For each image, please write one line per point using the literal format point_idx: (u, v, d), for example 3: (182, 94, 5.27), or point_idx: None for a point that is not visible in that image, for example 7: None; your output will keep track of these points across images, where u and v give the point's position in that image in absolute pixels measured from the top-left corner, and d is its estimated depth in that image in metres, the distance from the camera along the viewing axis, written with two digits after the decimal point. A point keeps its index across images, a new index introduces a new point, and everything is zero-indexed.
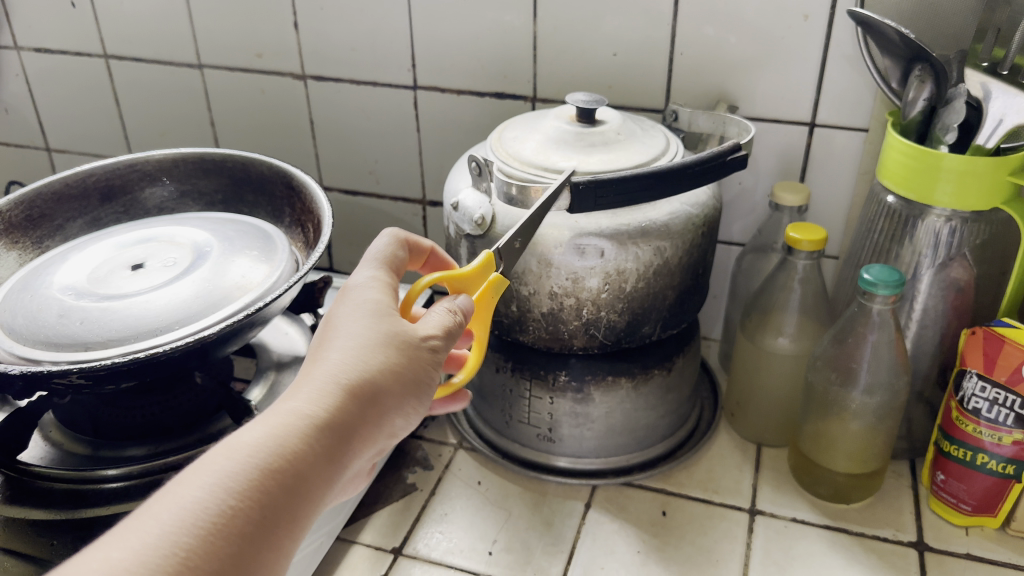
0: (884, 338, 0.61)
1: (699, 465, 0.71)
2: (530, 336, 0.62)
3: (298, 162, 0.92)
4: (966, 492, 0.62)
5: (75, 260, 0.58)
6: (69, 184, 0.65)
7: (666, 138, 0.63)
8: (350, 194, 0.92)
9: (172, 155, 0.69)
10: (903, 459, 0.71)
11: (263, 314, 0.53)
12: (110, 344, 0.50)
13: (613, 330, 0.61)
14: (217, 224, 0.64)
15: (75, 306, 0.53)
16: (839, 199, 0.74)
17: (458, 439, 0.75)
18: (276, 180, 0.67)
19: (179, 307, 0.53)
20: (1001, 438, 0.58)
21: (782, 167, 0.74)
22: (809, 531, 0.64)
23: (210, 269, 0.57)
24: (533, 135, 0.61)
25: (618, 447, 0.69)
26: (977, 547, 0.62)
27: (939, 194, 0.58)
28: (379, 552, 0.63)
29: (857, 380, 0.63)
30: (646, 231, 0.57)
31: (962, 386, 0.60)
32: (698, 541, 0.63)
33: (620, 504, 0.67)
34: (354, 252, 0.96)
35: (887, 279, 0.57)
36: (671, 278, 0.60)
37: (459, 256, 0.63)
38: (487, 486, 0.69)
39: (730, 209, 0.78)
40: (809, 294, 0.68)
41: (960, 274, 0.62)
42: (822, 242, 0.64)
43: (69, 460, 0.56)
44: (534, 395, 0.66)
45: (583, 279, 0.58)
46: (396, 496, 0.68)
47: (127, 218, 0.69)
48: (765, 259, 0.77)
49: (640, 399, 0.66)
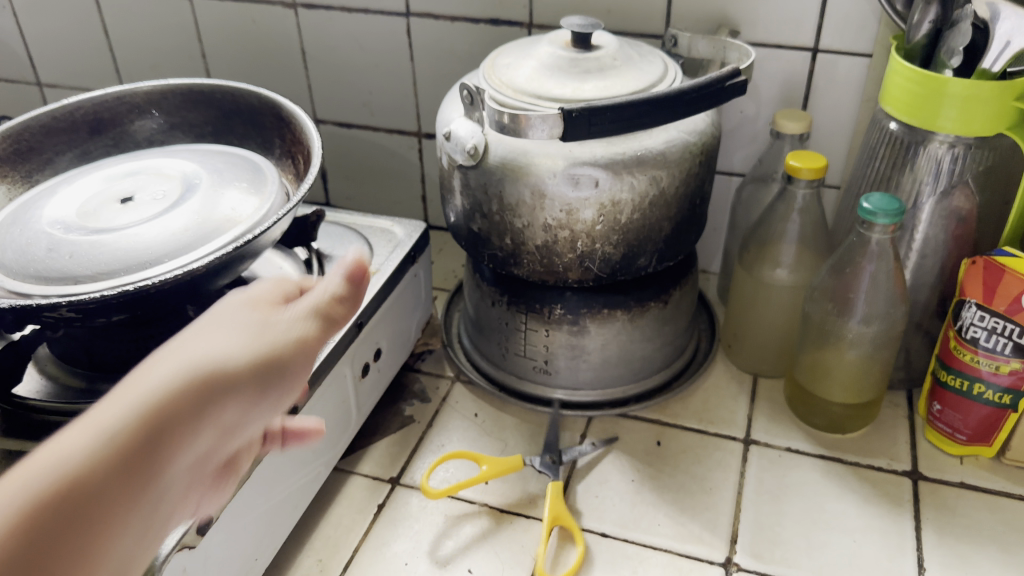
0: (883, 267, 0.60)
1: (695, 396, 0.71)
2: (524, 270, 0.62)
3: (291, 94, 0.90)
4: (962, 421, 0.62)
5: (65, 194, 0.58)
6: (56, 117, 0.64)
7: (664, 63, 0.61)
8: (345, 127, 0.90)
9: (159, 87, 0.67)
10: (900, 390, 0.71)
11: (253, 247, 0.51)
12: (101, 278, 0.50)
13: (608, 262, 0.60)
14: (207, 156, 0.63)
15: (64, 239, 0.52)
16: (841, 128, 0.73)
17: (455, 372, 0.75)
18: (265, 111, 0.66)
19: (169, 240, 0.52)
20: (998, 368, 0.58)
21: (784, 96, 0.72)
22: (804, 460, 0.65)
23: (200, 201, 0.56)
24: (527, 61, 0.60)
25: (614, 379, 0.69)
26: (971, 476, 0.63)
27: (942, 120, 0.57)
28: (377, 482, 0.64)
29: (854, 310, 0.63)
30: (642, 160, 0.56)
31: (961, 315, 0.60)
32: (692, 470, 0.64)
33: (615, 435, 0.67)
34: (351, 186, 0.96)
35: (887, 207, 0.56)
36: (667, 209, 0.59)
37: (452, 188, 0.63)
38: (484, 418, 0.70)
39: (731, 137, 0.77)
40: (808, 225, 0.67)
41: (962, 202, 0.61)
42: (822, 170, 0.62)
43: (63, 394, 0.55)
44: (530, 328, 0.66)
45: (577, 210, 0.57)
46: (394, 427, 0.69)
47: (117, 150, 0.68)
48: (765, 189, 0.75)
49: (636, 331, 0.66)
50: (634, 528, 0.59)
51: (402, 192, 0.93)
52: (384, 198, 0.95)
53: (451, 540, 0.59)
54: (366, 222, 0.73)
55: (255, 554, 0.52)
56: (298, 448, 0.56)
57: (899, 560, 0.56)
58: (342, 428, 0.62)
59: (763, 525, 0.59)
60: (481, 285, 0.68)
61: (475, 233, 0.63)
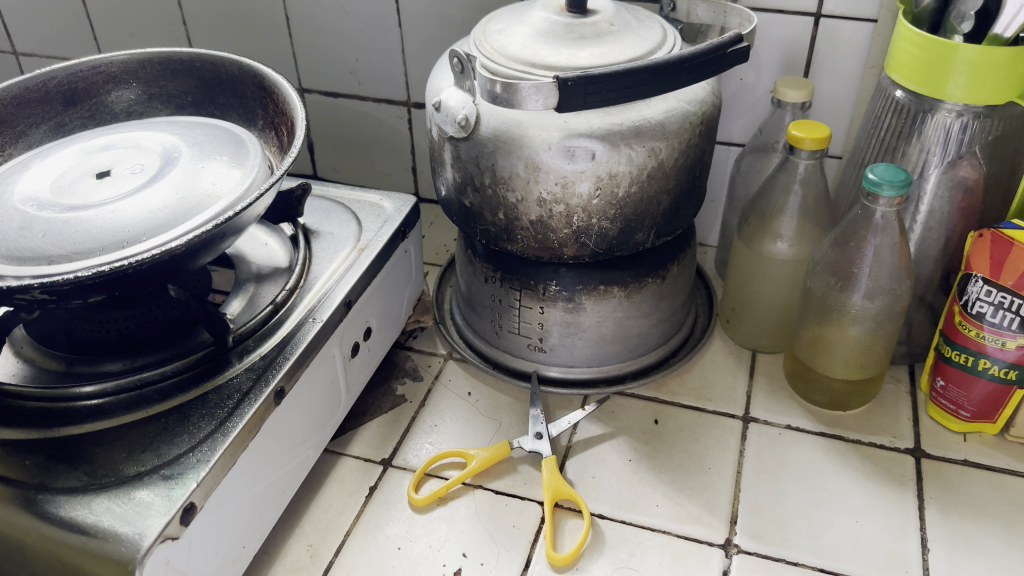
0: (888, 241, 0.59)
1: (693, 373, 0.70)
2: (518, 246, 0.60)
3: (276, 64, 0.87)
4: (965, 398, 0.61)
5: (38, 169, 0.55)
6: (29, 88, 0.61)
7: (663, 28, 0.59)
8: (332, 96, 0.88)
9: (136, 56, 0.64)
10: (902, 365, 0.70)
11: (235, 223, 0.49)
12: (75, 258, 0.47)
13: (604, 237, 0.58)
14: (187, 128, 0.60)
15: (37, 217, 0.50)
16: (843, 96, 0.71)
17: (448, 350, 0.73)
18: (247, 81, 0.63)
19: (146, 218, 0.50)
20: (1004, 344, 0.57)
21: (785, 63, 0.70)
22: (804, 438, 0.63)
23: (179, 175, 0.53)
24: (519, 27, 0.57)
25: (611, 356, 0.67)
26: (974, 453, 0.61)
27: (952, 87, 0.55)
28: (368, 464, 0.62)
29: (857, 285, 0.61)
30: (640, 131, 0.54)
31: (967, 290, 0.58)
32: (690, 449, 0.63)
33: (611, 414, 0.66)
34: (338, 158, 0.93)
35: (893, 179, 0.54)
36: (666, 182, 0.57)
37: (443, 161, 0.60)
38: (477, 396, 0.68)
39: (730, 106, 0.74)
40: (810, 197, 0.65)
41: (969, 173, 0.59)
42: (825, 140, 0.60)
43: (41, 378, 0.53)
44: (524, 305, 0.64)
45: (573, 183, 0.55)
46: (385, 407, 0.67)
47: (94, 123, 0.65)
48: (766, 160, 0.73)
49: (633, 307, 0.64)
50: (631, 509, 0.58)
51: (391, 163, 0.91)
52: (373, 169, 0.93)
53: (445, 523, 0.57)
54: (353, 195, 0.71)
55: (242, 541, 0.51)
56: (285, 431, 0.54)
57: (902, 541, 0.55)
58: (331, 408, 0.60)
59: (763, 505, 0.58)
60: (473, 261, 0.66)
61: (467, 207, 0.61)
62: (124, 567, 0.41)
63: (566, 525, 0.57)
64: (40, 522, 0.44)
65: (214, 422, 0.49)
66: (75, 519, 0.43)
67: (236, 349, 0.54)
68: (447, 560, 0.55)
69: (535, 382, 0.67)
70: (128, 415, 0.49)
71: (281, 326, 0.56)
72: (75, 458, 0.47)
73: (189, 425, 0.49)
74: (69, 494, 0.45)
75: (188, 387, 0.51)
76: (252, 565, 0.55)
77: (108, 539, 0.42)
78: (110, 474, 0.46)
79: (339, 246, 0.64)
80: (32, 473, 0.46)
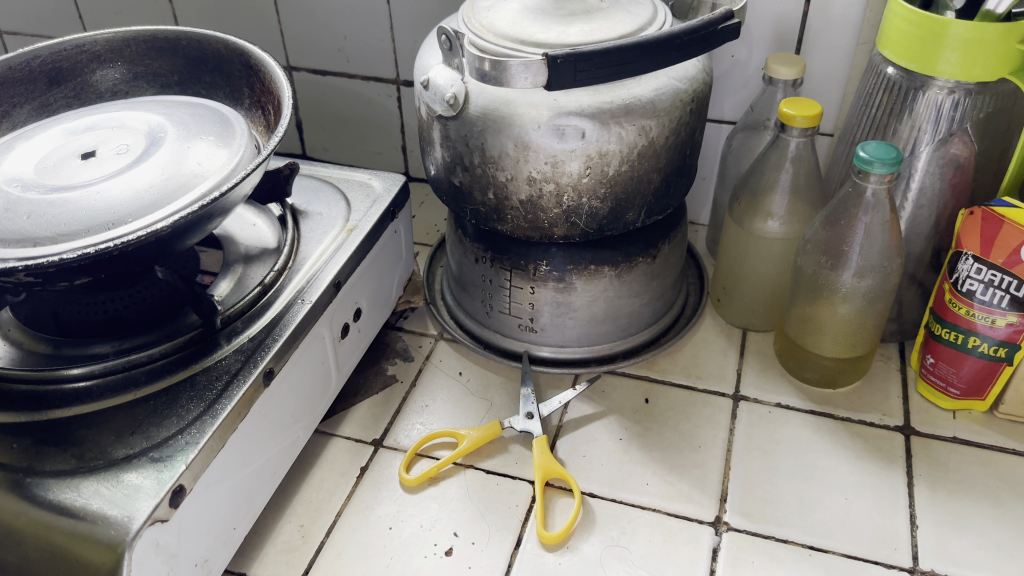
0: (879, 219, 0.59)
1: (683, 352, 0.70)
2: (508, 226, 0.59)
3: (263, 42, 0.86)
4: (955, 375, 0.61)
5: (21, 149, 0.55)
6: (12, 68, 0.60)
7: (653, 5, 0.58)
8: (320, 75, 0.87)
9: (121, 35, 0.63)
10: (892, 342, 0.70)
11: (221, 204, 0.49)
12: (61, 240, 0.47)
13: (595, 217, 0.57)
14: (172, 107, 0.59)
15: (21, 198, 0.49)
16: (835, 73, 0.70)
17: (439, 330, 0.73)
18: (232, 59, 0.62)
19: (132, 199, 0.49)
20: (995, 321, 0.57)
21: (777, 39, 0.70)
22: (795, 416, 0.63)
23: (164, 156, 0.53)
24: (508, 4, 0.56)
25: (601, 336, 0.67)
26: (964, 430, 0.62)
27: (943, 64, 0.55)
28: (359, 444, 0.62)
29: (848, 263, 0.61)
30: (630, 109, 0.54)
31: (958, 268, 0.58)
32: (680, 428, 0.63)
33: (602, 393, 0.66)
34: (327, 137, 0.92)
35: (884, 156, 0.54)
36: (656, 160, 0.57)
37: (432, 140, 0.60)
38: (468, 376, 0.68)
39: (722, 83, 0.74)
40: (801, 175, 0.65)
41: (959, 150, 0.59)
42: (817, 118, 0.60)
43: (28, 360, 0.52)
44: (515, 285, 0.64)
45: (563, 162, 0.54)
46: (376, 387, 0.67)
47: (79, 103, 0.65)
48: (757, 138, 0.73)
49: (624, 287, 0.64)
50: (622, 488, 0.58)
51: (381, 142, 0.90)
52: (362, 149, 0.92)
53: (436, 503, 0.57)
54: (341, 174, 0.70)
55: (233, 523, 0.51)
56: (275, 413, 0.54)
57: (891, 518, 0.55)
58: (322, 389, 0.60)
59: (753, 483, 0.58)
60: (464, 242, 0.66)
61: (456, 187, 0.60)
62: (113, 551, 0.41)
63: (557, 505, 0.57)
64: (29, 506, 0.43)
65: (202, 404, 0.49)
66: (64, 502, 0.43)
67: (224, 331, 0.53)
68: (438, 540, 0.55)
69: (526, 361, 0.67)
70: (117, 397, 0.49)
71: (269, 308, 0.55)
72: (63, 441, 0.47)
73: (177, 407, 0.49)
74: (57, 477, 0.45)
75: (177, 369, 0.51)
76: (243, 546, 0.55)
77: (97, 522, 0.42)
78: (99, 457, 0.46)
79: (328, 226, 0.63)
80: (20, 457, 0.46)
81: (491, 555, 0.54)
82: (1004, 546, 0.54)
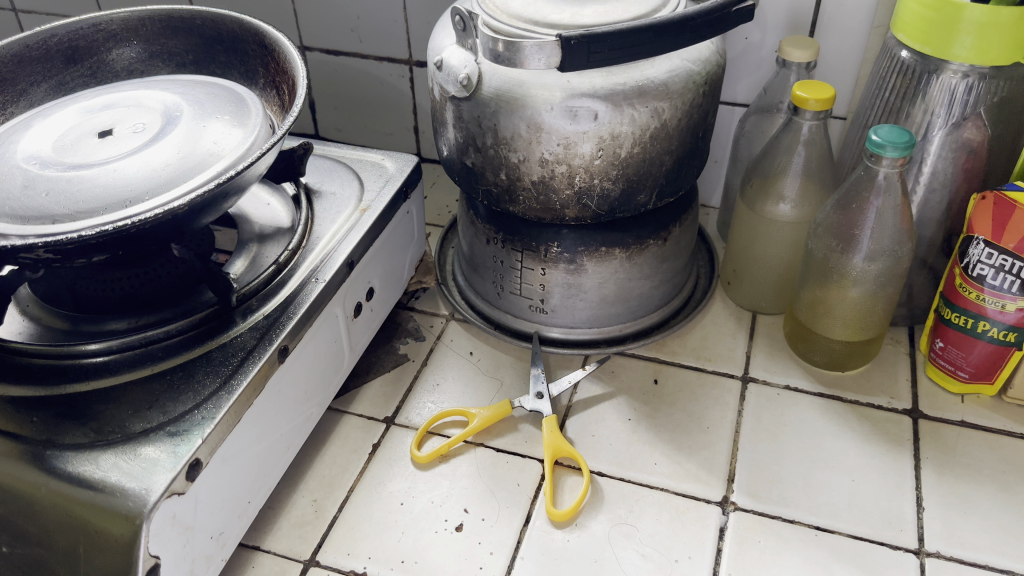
0: (890, 203, 0.59)
1: (693, 333, 0.70)
2: (520, 208, 0.60)
3: (276, 21, 0.86)
4: (964, 359, 0.61)
5: (40, 127, 0.55)
6: (29, 46, 0.60)
7: None
8: (333, 54, 0.87)
9: (136, 14, 0.63)
10: (902, 326, 0.70)
11: (237, 182, 0.49)
12: (79, 217, 0.47)
13: (606, 198, 0.58)
14: (188, 86, 0.60)
15: (40, 175, 0.50)
16: (848, 57, 0.70)
17: (450, 310, 0.74)
18: (247, 38, 0.63)
19: (149, 177, 0.50)
20: (1004, 306, 0.57)
21: (790, 22, 0.70)
22: (803, 398, 0.64)
23: (180, 134, 0.53)
24: None
25: (611, 317, 0.68)
26: (972, 414, 0.62)
27: (958, 47, 0.54)
28: (372, 422, 0.63)
29: (859, 246, 0.61)
30: (643, 91, 0.54)
31: (969, 252, 0.58)
32: (689, 409, 0.63)
33: (611, 373, 0.67)
34: (340, 117, 0.93)
35: (897, 140, 0.54)
36: (668, 143, 0.57)
37: (445, 121, 0.60)
38: (479, 356, 0.69)
39: (734, 66, 0.74)
40: (814, 158, 0.65)
41: (973, 134, 0.59)
42: (830, 101, 0.60)
43: (47, 335, 0.53)
44: (526, 267, 0.64)
45: (575, 144, 0.55)
46: (388, 366, 0.68)
47: (95, 81, 0.65)
48: (770, 121, 0.73)
49: (635, 269, 0.65)
50: (630, 467, 0.59)
51: (393, 123, 0.91)
52: (374, 129, 0.92)
53: (446, 480, 0.58)
54: (355, 155, 0.71)
55: (247, 497, 0.52)
56: (290, 390, 0.55)
57: (897, 500, 0.56)
58: (334, 368, 0.61)
59: (762, 464, 0.59)
60: (475, 223, 0.67)
61: (468, 167, 0.61)
62: (131, 522, 0.42)
63: (566, 483, 0.58)
64: (48, 477, 0.44)
65: (218, 379, 0.49)
66: (83, 475, 0.44)
67: (239, 309, 0.54)
68: (448, 516, 0.56)
69: (536, 342, 0.67)
70: (133, 372, 0.50)
71: (283, 286, 0.56)
72: (81, 415, 0.47)
73: (194, 382, 0.49)
74: (76, 450, 0.46)
75: (191, 345, 0.52)
76: (257, 519, 0.56)
77: (116, 494, 0.43)
78: (117, 431, 0.47)
79: (341, 206, 0.64)
80: (40, 430, 0.47)
81: (501, 531, 0.55)
82: (1009, 529, 0.54)
